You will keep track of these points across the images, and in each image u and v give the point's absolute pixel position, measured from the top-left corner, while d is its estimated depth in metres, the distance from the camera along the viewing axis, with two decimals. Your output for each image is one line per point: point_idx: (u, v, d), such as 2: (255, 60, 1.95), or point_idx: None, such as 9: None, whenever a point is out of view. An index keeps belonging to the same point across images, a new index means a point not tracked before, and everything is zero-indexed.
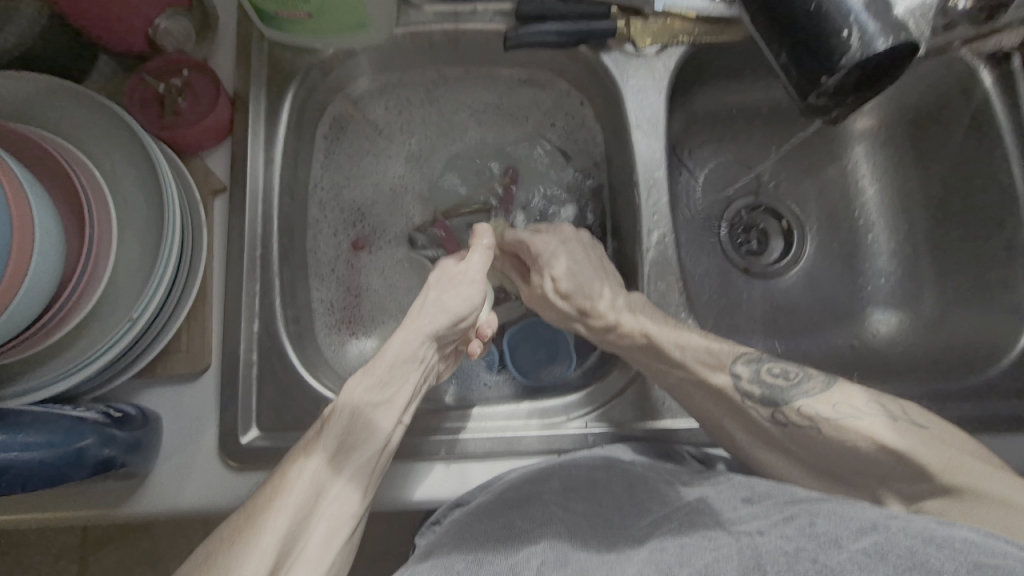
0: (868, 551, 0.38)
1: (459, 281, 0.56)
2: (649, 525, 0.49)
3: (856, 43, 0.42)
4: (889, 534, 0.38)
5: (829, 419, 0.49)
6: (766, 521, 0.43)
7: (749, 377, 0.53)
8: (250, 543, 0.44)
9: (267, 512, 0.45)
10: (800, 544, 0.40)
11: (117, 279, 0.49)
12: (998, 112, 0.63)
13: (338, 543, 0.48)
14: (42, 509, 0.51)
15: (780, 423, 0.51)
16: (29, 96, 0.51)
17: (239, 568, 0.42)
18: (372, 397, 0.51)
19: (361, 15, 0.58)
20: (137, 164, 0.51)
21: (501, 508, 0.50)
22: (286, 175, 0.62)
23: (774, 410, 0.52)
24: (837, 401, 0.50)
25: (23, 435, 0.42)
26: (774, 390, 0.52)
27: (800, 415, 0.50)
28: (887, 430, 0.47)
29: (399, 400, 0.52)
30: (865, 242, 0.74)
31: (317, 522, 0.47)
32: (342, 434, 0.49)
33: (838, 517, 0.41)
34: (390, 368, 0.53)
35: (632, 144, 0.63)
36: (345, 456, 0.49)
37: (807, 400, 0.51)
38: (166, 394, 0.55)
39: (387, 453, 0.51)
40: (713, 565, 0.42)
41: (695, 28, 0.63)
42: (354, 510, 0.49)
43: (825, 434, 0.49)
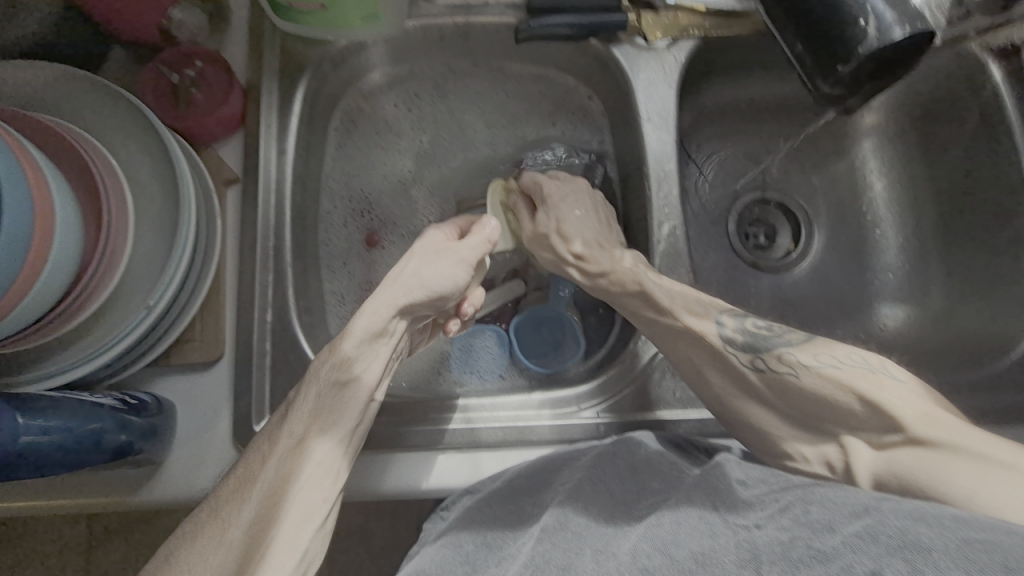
0: (860, 534, 0.36)
1: (436, 257, 0.56)
2: (651, 503, 0.47)
3: (872, 32, 0.42)
4: (880, 516, 0.37)
5: (809, 367, 0.47)
6: (762, 514, 0.42)
7: (732, 325, 0.53)
8: (215, 543, 0.44)
9: (229, 516, 0.45)
10: (795, 533, 0.39)
11: (133, 268, 0.49)
12: (1008, 104, 0.62)
13: (313, 529, 0.47)
14: (57, 495, 0.52)
15: (759, 369, 0.50)
16: (47, 84, 0.51)
17: (201, 567, 0.43)
18: (340, 375, 0.51)
19: (374, 8, 0.58)
20: (152, 153, 0.51)
21: (510, 494, 0.51)
22: (299, 166, 0.63)
23: (753, 355, 0.50)
24: (819, 351, 0.48)
25: (42, 419, 0.43)
26: (756, 339, 0.51)
27: (781, 362, 0.49)
28: (866, 378, 0.45)
29: (372, 373, 0.52)
30: (873, 236, 0.74)
31: (287, 515, 0.46)
32: (309, 417, 0.49)
33: (831, 505, 0.40)
34: (354, 343, 0.52)
35: (642, 137, 0.63)
36: (314, 436, 0.49)
37: (789, 348, 0.49)
38: (181, 383, 0.55)
39: (359, 432, 0.52)
40: (709, 555, 0.40)
41: (705, 21, 0.63)
42: (326, 496, 0.48)
43: (801, 381, 0.47)
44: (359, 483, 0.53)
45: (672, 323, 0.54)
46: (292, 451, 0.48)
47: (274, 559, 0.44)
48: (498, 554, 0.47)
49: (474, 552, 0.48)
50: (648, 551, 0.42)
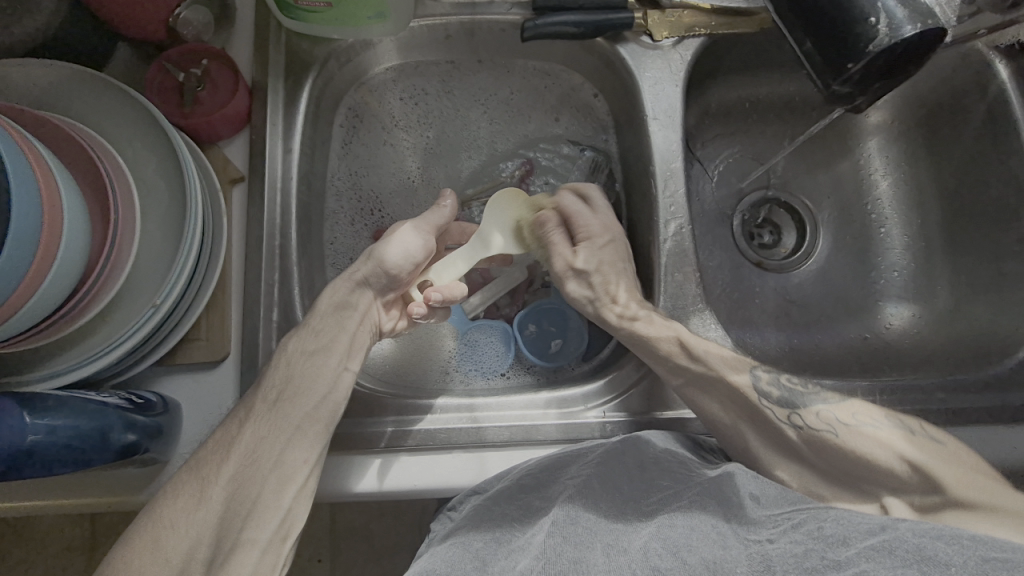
0: (875, 547, 0.39)
1: (397, 233, 0.60)
2: (660, 500, 0.49)
3: (883, 29, 0.42)
4: (897, 533, 0.39)
5: (848, 426, 0.50)
6: (774, 529, 0.43)
7: (769, 380, 0.54)
8: (197, 500, 0.47)
9: (207, 475, 0.48)
10: (810, 546, 0.41)
11: (140, 266, 0.49)
12: (1015, 106, 0.62)
13: (294, 491, 0.50)
14: (63, 495, 0.52)
15: (796, 426, 0.51)
16: (53, 82, 0.51)
17: (187, 519, 0.46)
18: (307, 345, 0.54)
19: (381, 5, 0.58)
20: (159, 151, 0.51)
21: (518, 491, 0.52)
22: (304, 165, 0.63)
23: (792, 412, 0.52)
24: (856, 411, 0.51)
25: (48, 419, 0.43)
26: (793, 395, 0.53)
27: (818, 419, 0.51)
28: (912, 442, 0.48)
29: (338, 345, 0.56)
30: (878, 236, 0.74)
31: (263, 477, 0.49)
32: (280, 385, 0.52)
33: (845, 523, 0.42)
34: (324, 321, 0.55)
35: (648, 135, 0.63)
36: (286, 403, 0.52)
37: (827, 407, 0.52)
38: (186, 382, 0.55)
39: (330, 406, 0.53)
40: (721, 564, 0.41)
41: (711, 20, 0.63)
42: (307, 459, 0.50)
43: (840, 439, 0.49)
44: (361, 483, 0.53)
45: (705, 371, 0.54)
46: (267, 416, 0.51)
47: (257, 516, 0.49)
48: (507, 549, 0.48)
49: (485, 548, 0.48)
50: (659, 550, 0.43)
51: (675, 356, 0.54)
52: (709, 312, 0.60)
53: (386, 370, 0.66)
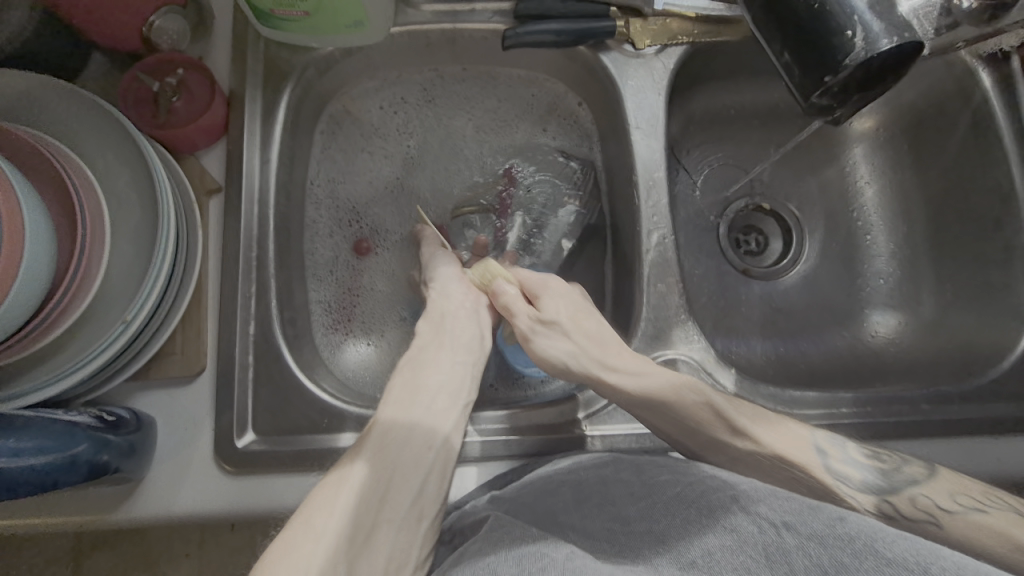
0: (908, 560, 0.36)
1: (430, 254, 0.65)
2: (665, 510, 0.46)
3: (860, 42, 0.42)
4: (928, 548, 0.37)
5: (949, 513, 0.46)
6: (788, 510, 0.42)
7: (838, 455, 0.49)
8: (337, 479, 0.45)
9: (328, 493, 0.44)
10: (833, 549, 0.39)
11: (109, 282, 0.48)
12: (997, 114, 0.63)
13: (425, 472, 0.48)
14: (36, 515, 0.51)
15: (888, 516, 0.47)
16: (17, 95, 0.50)
17: (332, 502, 0.43)
18: (420, 348, 0.56)
19: (359, 15, 0.57)
20: (130, 162, 0.50)
21: (519, 509, 0.49)
22: (283, 174, 0.62)
23: (880, 499, 0.48)
24: (955, 493, 0.47)
25: (14, 440, 0.42)
26: (876, 477, 0.49)
27: (914, 507, 0.47)
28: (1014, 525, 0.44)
29: (445, 347, 0.55)
30: (864, 243, 0.74)
31: (401, 470, 0.47)
32: (401, 388, 0.52)
33: (866, 523, 0.40)
34: (428, 333, 0.57)
35: (631, 145, 0.62)
36: (403, 409, 0.50)
37: (915, 489, 0.48)
38: (161, 397, 0.55)
39: (446, 397, 0.52)
40: (742, 572, 0.39)
41: (694, 28, 0.62)
42: (431, 445, 0.50)
43: (945, 530, 0.46)
44: None
45: (757, 447, 0.49)
46: (392, 418, 0.50)
47: (392, 498, 0.46)
48: (517, 553, 0.43)
49: (496, 561, 0.43)
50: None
51: (705, 424, 0.50)
52: (692, 324, 0.59)
53: (366, 382, 0.65)
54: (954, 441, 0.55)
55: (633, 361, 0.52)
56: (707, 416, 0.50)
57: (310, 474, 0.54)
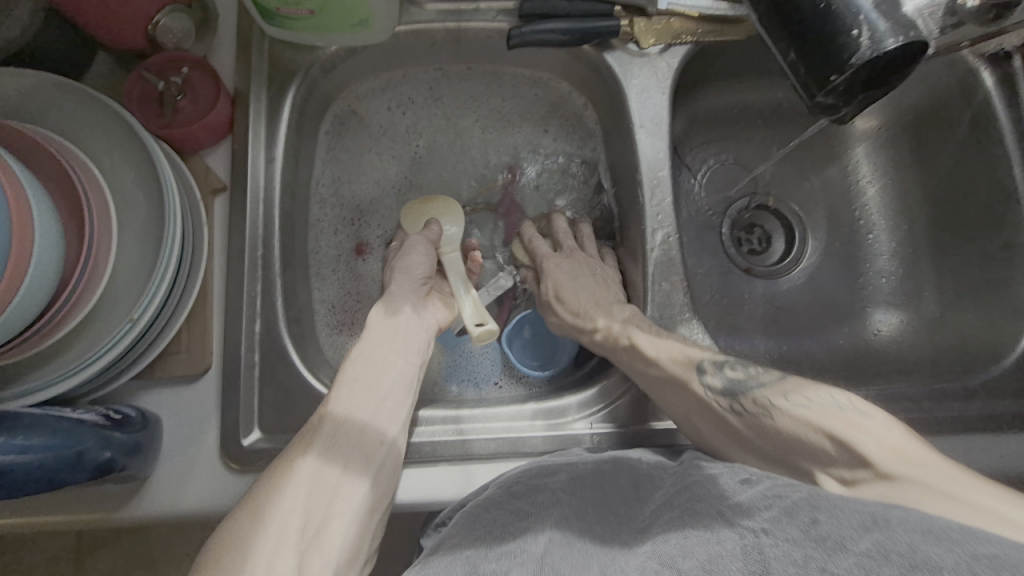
0: (870, 552, 0.36)
1: (407, 248, 0.64)
2: (652, 514, 0.48)
3: (866, 42, 0.42)
4: (889, 530, 0.37)
5: (783, 409, 0.48)
6: (767, 517, 0.42)
7: (711, 369, 0.52)
8: (285, 474, 0.48)
9: (277, 487, 0.47)
10: (807, 551, 0.38)
11: (116, 281, 0.48)
12: (1000, 111, 0.63)
13: (376, 468, 0.51)
14: (42, 514, 0.51)
15: (738, 412, 0.50)
16: (23, 94, 0.49)
17: (281, 496, 0.47)
18: (371, 343, 0.57)
19: (364, 13, 0.57)
20: (136, 161, 0.50)
21: (508, 497, 0.49)
22: (288, 173, 0.62)
23: (731, 399, 0.51)
24: (792, 392, 0.49)
25: (22, 438, 0.42)
26: (735, 383, 0.51)
27: (757, 405, 0.49)
28: (833, 417, 0.45)
29: (397, 345, 0.58)
30: (866, 242, 0.74)
31: (352, 463, 0.50)
32: (351, 381, 0.54)
33: (839, 515, 0.40)
34: (378, 330, 0.58)
35: (635, 144, 0.62)
36: (353, 404, 0.53)
37: (763, 390, 0.50)
38: (167, 396, 0.55)
39: (395, 396, 0.55)
40: (715, 561, 0.40)
41: (698, 27, 0.62)
42: (382, 439, 0.51)
43: (776, 422, 0.48)
44: None
45: (660, 372, 0.53)
46: (340, 413, 0.52)
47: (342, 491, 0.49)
48: (497, 552, 0.45)
49: (475, 554, 0.45)
50: (657, 567, 0.41)
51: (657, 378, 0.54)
52: (697, 321, 0.59)
53: None
54: (958, 439, 0.55)
55: (587, 317, 0.62)
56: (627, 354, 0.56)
57: None
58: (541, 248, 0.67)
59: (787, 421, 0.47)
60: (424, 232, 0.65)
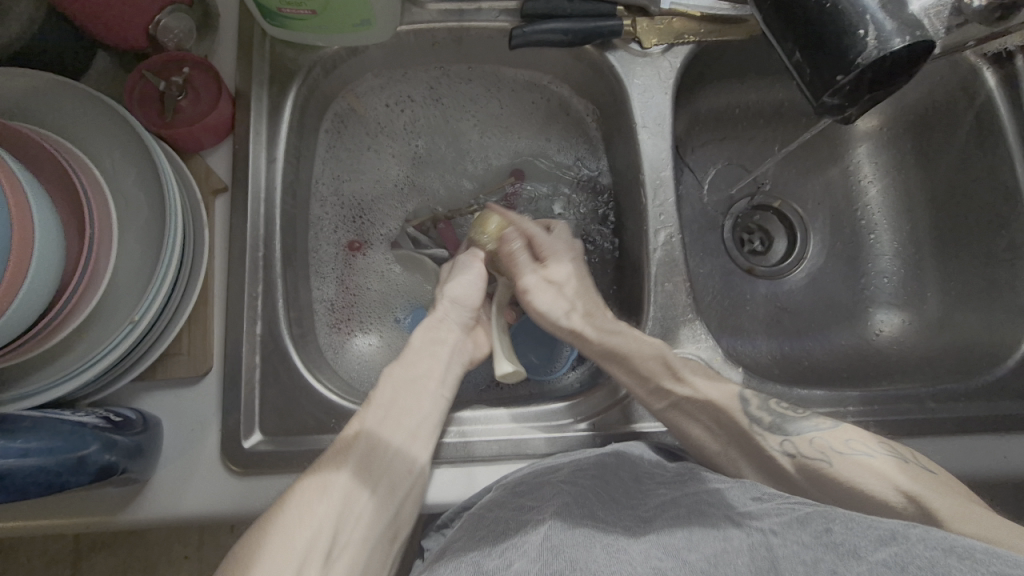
0: (887, 562, 0.37)
1: (457, 269, 0.62)
2: (656, 506, 0.48)
3: (872, 42, 0.42)
4: (908, 544, 0.38)
5: (840, 454, 0.50)
6: (777, 521, 0.43)
7: (756, 402, 0.54)
8: (315, 494, 0.49)
9: (307, 506, 0.48)
10: (818, 554, 0.40)
11: (117, 282, 0.48)
12: (1001, 112, 0.63)
13: (399, 499, 0.52)
14: (42, 517, 0.50)
15: (789, 454, 0.52)
16: (23, 94, 0.49)
17: (309, 511, 0.48)
18: (408, 368, 0.57)
19: (367, 13, 0.57)
20: (137, 161, 0.50)
21: (512, 497, 0.49)
22: (289, 174, 0.61)
23: (783, 440, 0.52)
24: (850, 437, 0.51)
25: (22, 441, 0.41)
26: (784, 419, 0.53)
27: (811, 447, 0.51)
28: (895, 471, 0.48)
29: (434, 372, 0.58)
30: (868, 242, 0.74)
31: (377, 489, 0.51)
32: (387, 403, 0.55)
33: (852, 525, 0.41)
34: (419, 351, 0.59)
35: (638, 144, 0.62)
36: (389, 427, 0.53)
37: (816, 433, 0.52)
38: (167, 397, 0.54)
39: (426, 429, 0.54)
40: (721, 557, 0.42)
41: (700, 27, 0.62)
42: (410, 470, 0.52)
43: (834, 468, 0.50)
44: None
45: (690, 392, 0.54)
46: (375, 433, 0.53)
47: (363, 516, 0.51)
48: (501, 548, 0.46)
49: (479, 557, 0.45)
50: (661, 554, 0.43)
51: (658, 376, 0.54)
52: (700, 322, 0.59)
53: (368, 380, 0.64)
54: (962, 440, 0.55)
55: (611, 325, 0.57)
56: (653, 367, 0.54)
57: None
58: (542, 238, 0.61)
59: (844, 465, 0.50)
60: (475, 249, 0.63)
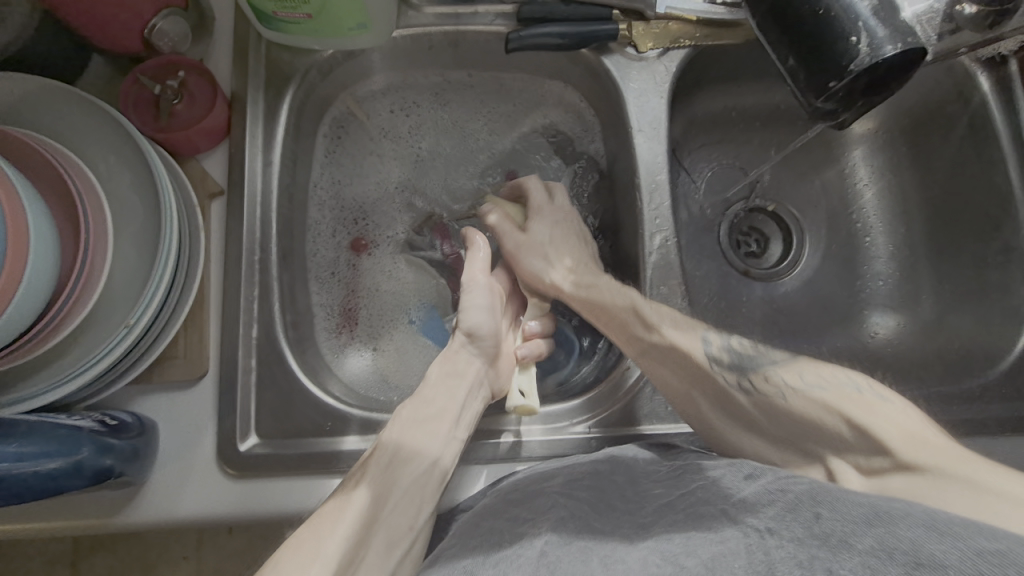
0: (875, 549, 0.34)
1: (467, 296, 0.61)
2: (654, 511, 0.47)
3: (864, 48, 0.42)
4: (892, 526, 0.34)
5: (795, 388, 0.47)
6: (771, 515, 0.41)
7: (719, 343, 0.53)
8: (340, 506, 0.46)
9: (328, 521, 0.45)
10: (811, 550, 0.37)
11: (113, 287, 0.48)
12: (996, 115, 0.63)
13: (399, 556, 0.48)
14: (39, 520, 0.50)
15: (746, 391, 0.50)
16: (20, 98, 0.49)
17: (337, 523, 0.45)
18: (426, 403, 0.55)
19: (362, 17, 0.57)
20: (132, 165, 0.50)
21: (506, 505, 0.49)
22: (285, 177, 0.61)
23: (739, 376, 0.51)
24: (805, 371, 0.48)
25: (16, 445, 0.41)
26: (743, 359, 0.52)
27: (767, 382, 0.49)
28: (850, 400, 0.44)
29: (450, 411, 0.55)
30: (864, 245, 0.74)
31: (383, 535, 0.48)
32: (405, 430, 0.53)
33: (840, 506, 0.38)
34: (436, 386, 0.56)
35: (634, 147, 0.62)
36: (415, 442, 0.52)
37: (774, 368, 0.50)
38: (163, 401, 0.54)
39: (438, 470, 0.52)
40: (718, 560, 0.40)
41: (696, 31, 0.62)
42: (410, 526, 0.50)
43: (787, 400, 0.47)
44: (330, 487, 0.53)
45: (659, 339, 0.54)
46: (400, 450, 0.51)
47: (370, 564, 0.46)
48: (493, 559, 0.45)
49: (473, 563, 0.45)
50: (658, 561, 0.41)
51: (631, 325, 0.56)
52: None
53: (371, 384, 0.64)
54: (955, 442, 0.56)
55: (592, 282, 0.61)
56: (624, 317, 0.56)
57: (315, 478, 0.53)
58: (538, 199, 0.66)
59: (797, 400, 0.46)
60: (472, 254, 0.63)
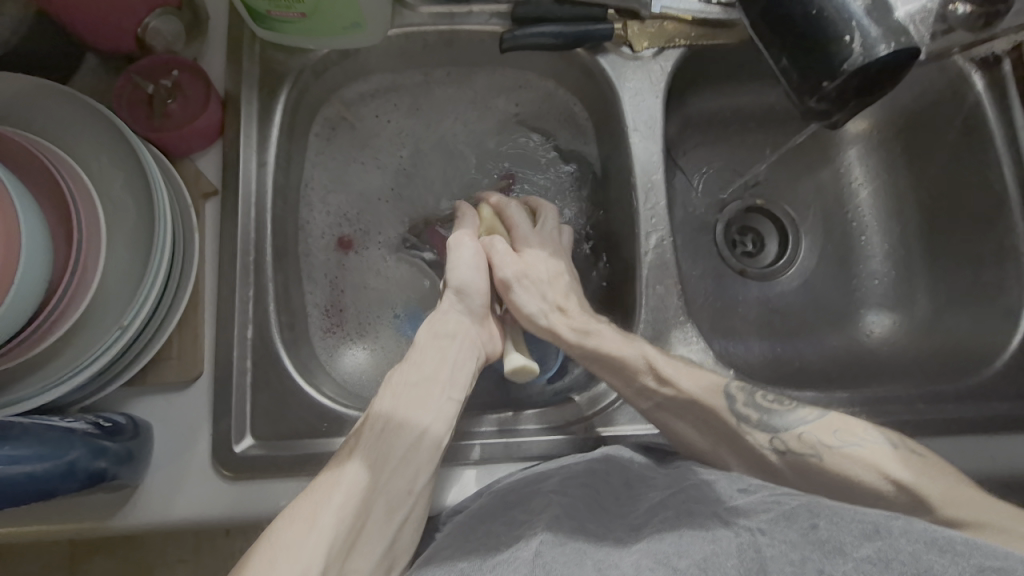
0: (871, 559, 0.38)
1: (455, 252, 0.60)
2: (646, 511, 0.47)
3: (858, 48, 0.42)
4: (891, 539, 0.39)
5: (830, 447, 0.49)
6: (765, 518, 0.43)
7: (743, 398, 0.53)
8: (327, 488, 0.47)
9: (320, 498, 0.46)
10: (805, 553, 0.40)
11: (106, 287, 0.47)
12: (990, 115, 0.64)
13: (399, 520, 0.49)
14: (32, 522, 0.50)
15: (778, 451, 0.51)
16: (12, 98, 0.49)
17: (325, 504, 0.46)
18: (417, 368, 0.55)
19: (356, 17, 0.57)
20: (125, 164, 0.49)
21: (502, 507, 0.49)
22: (280, 177, 0.61)
23: (772, 436, 0.51)
24: (839, 429, 0.50)
25: (9, 448, 0.40)
26: (771, 415, 0.52)
27: (800, 441, 0.50)
28: (889, 458, 0.47)
29: (442, 373, 0.54)
30: (859, 244, 0.74)
31: (381, 500, 0.48)
32: (394, 397, 0.53)
33: (840, 520, 0.41)
34: (427, 348, 0.56)
35: (629, 146, 0.62)
36: (405, 411, 0.52)
37: (805, 426, 0.51)
38: (158, 402, 0.54)
39: (432, 436, 0.52)
40: (710, 560, 0.41)
41: (690, 31, 0.63)
42: (411, 489, 0.50)
43: (824, 462, 0.49)
44: None
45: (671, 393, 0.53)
46: (389, 421, 0.51)
47: (370, 531, 0.47)
48: (491, 563, 0.44)
49: (469, 566, 0.45)
50: (653, 564, 0.42)
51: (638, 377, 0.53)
52: (691, 325, 0.59)
53: (364, 383, 0.64)
54: (949, 442, 0.56)
55: (586, 325, 0.58)
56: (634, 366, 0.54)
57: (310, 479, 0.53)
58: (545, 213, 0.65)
59: (835, 459, 0.48)
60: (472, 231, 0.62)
